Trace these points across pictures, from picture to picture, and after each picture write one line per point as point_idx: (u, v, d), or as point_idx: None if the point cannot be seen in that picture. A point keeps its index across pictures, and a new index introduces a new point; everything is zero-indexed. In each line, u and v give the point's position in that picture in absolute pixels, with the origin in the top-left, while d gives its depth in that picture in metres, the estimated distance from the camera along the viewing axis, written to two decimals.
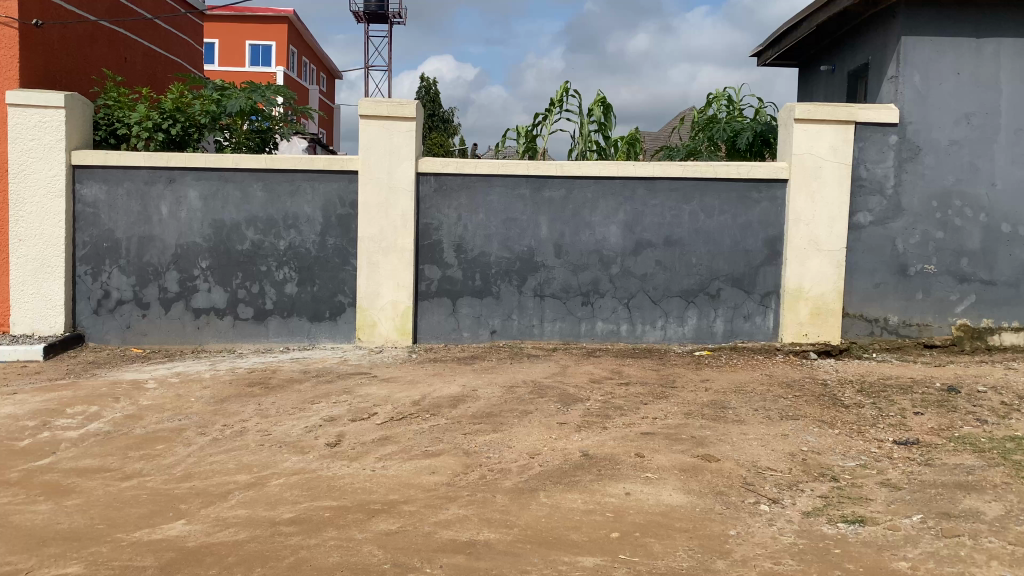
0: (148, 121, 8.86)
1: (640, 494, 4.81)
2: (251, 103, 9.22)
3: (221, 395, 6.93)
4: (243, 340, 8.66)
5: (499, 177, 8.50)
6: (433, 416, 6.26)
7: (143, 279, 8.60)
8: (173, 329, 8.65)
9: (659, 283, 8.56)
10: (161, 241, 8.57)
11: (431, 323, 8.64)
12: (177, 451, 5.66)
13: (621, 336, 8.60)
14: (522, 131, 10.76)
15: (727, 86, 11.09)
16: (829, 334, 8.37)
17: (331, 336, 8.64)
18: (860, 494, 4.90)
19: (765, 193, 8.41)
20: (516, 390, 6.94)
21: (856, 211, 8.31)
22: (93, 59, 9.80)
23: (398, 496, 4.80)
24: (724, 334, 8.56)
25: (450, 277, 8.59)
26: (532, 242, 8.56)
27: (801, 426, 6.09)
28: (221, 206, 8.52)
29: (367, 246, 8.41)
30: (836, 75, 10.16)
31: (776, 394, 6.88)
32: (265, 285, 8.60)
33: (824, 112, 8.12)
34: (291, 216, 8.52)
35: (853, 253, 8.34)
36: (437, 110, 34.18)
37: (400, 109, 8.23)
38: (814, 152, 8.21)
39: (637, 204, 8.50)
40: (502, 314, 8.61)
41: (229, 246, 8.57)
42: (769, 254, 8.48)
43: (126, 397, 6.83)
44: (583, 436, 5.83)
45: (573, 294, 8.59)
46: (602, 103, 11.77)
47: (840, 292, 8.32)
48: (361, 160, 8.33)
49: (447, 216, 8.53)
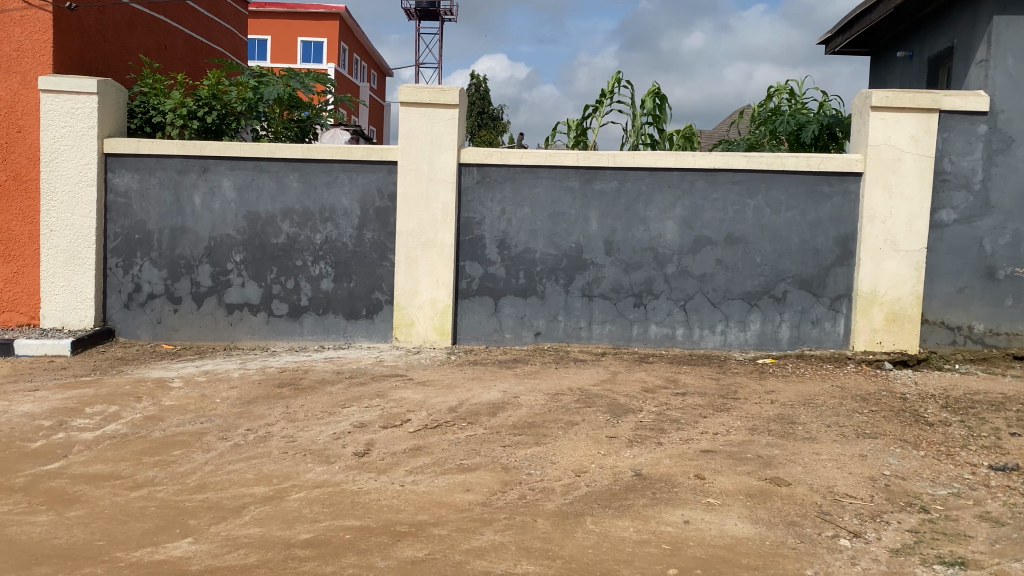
0: (182, 108, 8.54)
1: (701, 523, 4.23)
2: (288, 91, 8.83)
3: (248, 396, 6.51)
4: (276, 338, 8.26)
5: (547, 168, 7.96)
6: (470, 426, 5.74)
7: (175, 273, 8.27)
8: (205, 325, 8.30)
9: (719, 284, 7.93)
10: (194, 233, 8.23)
11: (472, 324, 8.13)
12: (193, 458, 5.25)
13: (676, 341, 8.00)
14: (572, 123, 10.24)
15: (790, 78, 10.39)
16: (906, 342, 7.64)
17: (368, 335, 8.19)
18: (957, 530, 4.24)
19: (837, 187, 7.72)
20: (562, 398, 6.38)
21: (938, 208, 7.57)
22: (131, 46, 9.55)
23: (427, 517, 4.29)
24: (789, 341, 7.89)
25: (493, 275, 8.08)
26: (581, 239, 8.00)
27: (881, 446, 5.42)
28: (256, 197, 8.14)
29: (405, 241, 7.95)
30: (914, 62, 9.41)
31: (850, 409, 6.20)
32: (300, 281, 8.20)
33: (904, 98, 7.40)
34: (328, 209, 8.10)
35: (934, 254, 7.59)
36: (486, 109, 33.74)
37: (442, 96, 7.75)
38: (892, 143, 7.49)
39: (696, 198, 7.88)
40: (547, 315, 8.07)
41: (264, 240, 8.18)
42: (841, 253, 7.78)
43: (149, 397, 6.47)
44: (636, 452, 5.26)
45: (625, 295, 8.01)
46: (656, 95, 11.17)
47: (919, 297, 7.59)
48: (401, 149, 7.87)
49: (491, 210, 8.02)
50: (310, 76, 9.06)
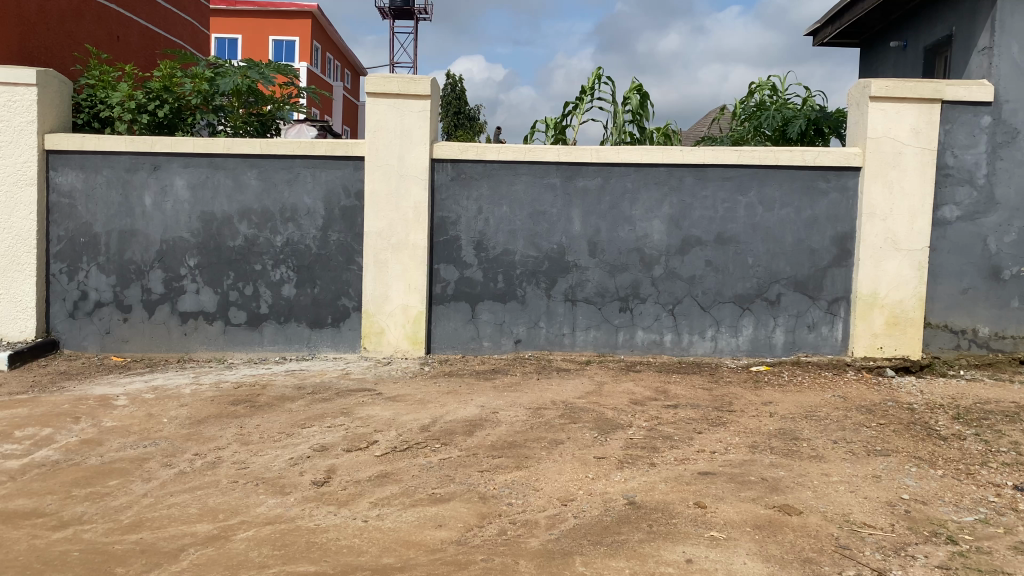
0: (131, 101, 7.89)
1: (705, 563, 3.70)
2: (246, 82, 8.19)
3: (198, 415, 5.92)
4: (234, 349, 7.66)
5: (526, 164, 7.43)
6: (444, 448, 5.18)
7: (125, 279, 7.64)
8: (158, 336, 7.68)
9: (710, 287, 7.44)
10: (144, 236, 7.61)
11: (447, 331, 7.58)
12: (130, 490, 4.65)
13: (665, 348, 7.49)
14: (551, 121, 9.71)
15: (770, 74, 9.90)
16: (907, 347, 7.19)
17: (334, 345, 7.61)
18: (993, 565, 3.74)
19: (834, 182, 7.26)
20: (544, 413, 5.85)
21: (941, 204, 7.13)
22: (78, 35, 8.91)
23: (393, 560, 3.73)
24: (784, 347, 7.42)
25: (469, 278, 7.53)
26: (562, 239, 7.48)
27: (895, 466, 4.93)
28: (211, 196, 7.53)
29: (374, 243, 7.38)
30: (908, 52, 9.00)
31: (856, 422, 5.72)
32: (260, 287, 7.60)
33: (904, 88, 6.95)
34: (289, 208, 7.51)
35: (936, 254, 7.15)
36: (462, 109, 33.10)
37: (412, 86, 7.18)
38: (892, 135, 7.04)
39: (684, 195, 7.38)
40: (527, 321, 7.54)
41: (220, 243, 7.58)
42: (838, 253, 7.31)
43: (88, 418, 5.84)
44: (627, 476, 4.74)
45: (610, 299, 7.50)
46: (637, 91, 10.67)
47: (921, 299, 7.14)
48: (369, 144, 7.30)
49: (466, 209, 7.47)
50: (270, 66, 8.42)
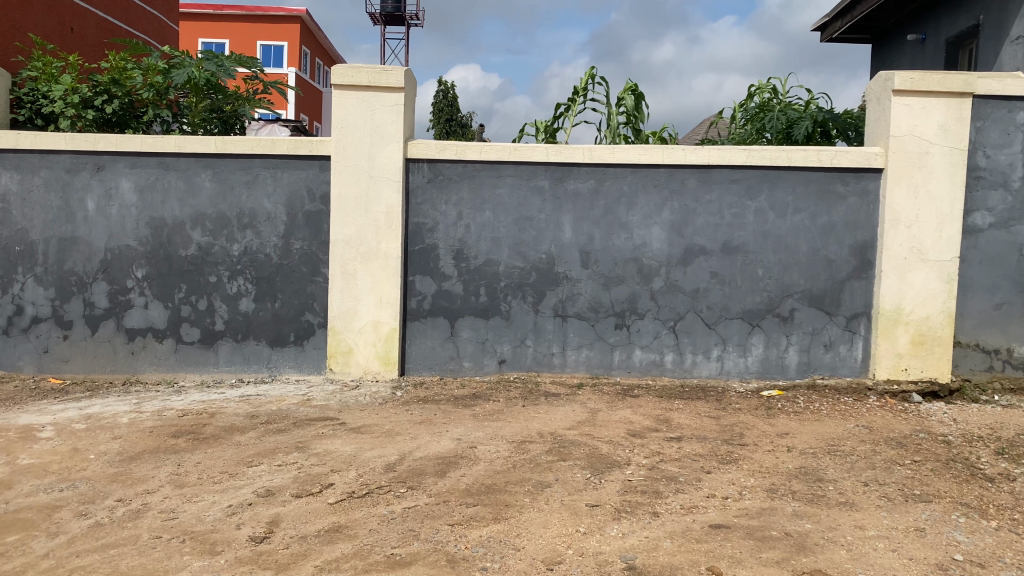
0: (75, 95, 7.12)
1: None
2: (204, 74, 7.32)
3: (131, 450, 5.14)
4: (186, 370, 6.89)
5: (510, 164, 6.69)
6: (410, 493, 4.42)
7: (65, 292, 6.87)
8: (102, 355, 6.90)
9: (715, 302, 6.70)
10: (87, 244, 6.83)
11: (423, 350, 6.83)
12: (29, 549, 3.85)
13: (666, 370, 6.75)
14: (542, 125, 8.96)
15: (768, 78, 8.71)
16: (935, 370, 6.46)
17: (297, 367, 6.85)
18: None
19: (853, 186, 6.53)
20: (529, 448, 5.09)
21: (972, 210, 6.41)
22: (22, 24, 8.20)
23: None
24: (798, 369, 6.68)
25: (448, 291, 6.78)
26: (552, 248, 6.74)
27: (941, 517, 4.18)
28: (160, 200, 6.77)
29: (342, 252, 6.62)
30: (928, 46, 8.35)
31: (887, 459, 4.97)
32: (214, 301, 6.83)
33: (932, 80, 6.23)
34: (247, 214, 6.76)
35: (967, 265, 6.43)
36: (453, 115, 32.32)
37: (384, 77, 6.45)
38: (918, 133, 6.32)
39: (687, 199, 6.65)
40: (512, 340, 6.79)
41: (170, 252, 6.81)
42: (857, 264, 6.59)
43: (3, 454, 5.05)
44: (625, 530, 3.98)
45: (605, 315, 6.76)
46: (633, 91, 9.96)
47: (950, 316, 6.41)
48: (336, 141, 6.56)
49: (444, 214, 6.73)
50: (232, 57, 7.57)
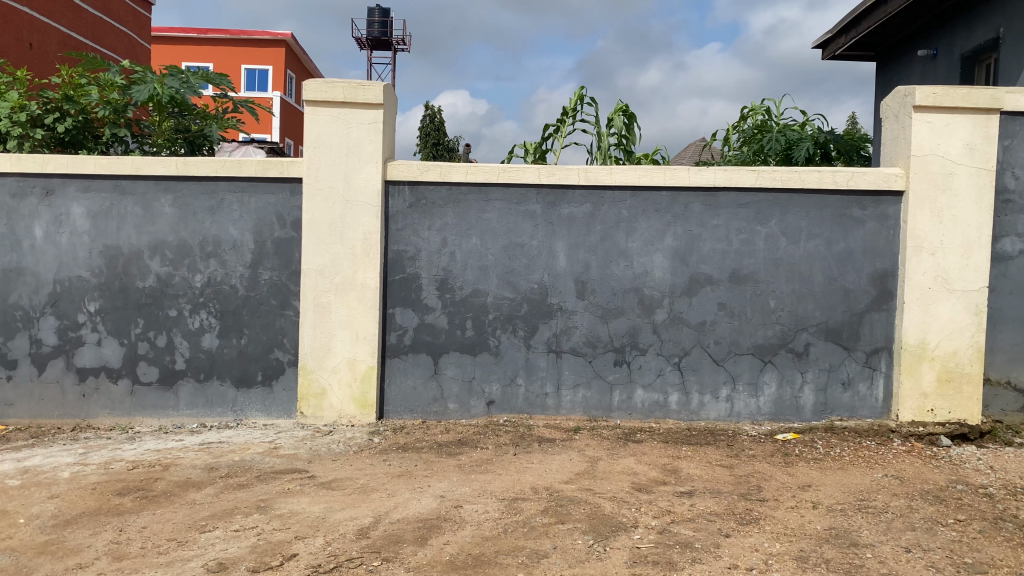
0: (23, 113, 6.50)
1: None
2: (168, 91, 6.76)
3: (67, 514, 4.49)
4: (143, 414, 6.26)
5: (499, 187, 6.14)
6: (384, 567, 3.79)
7: (9, 328, 6.23)
8: (50, 398, 6.26)
9: (723, 336, 6.15)
10: (33, 275, 6.21)
11: (404, 391, 6.23)
12: None
13: (670, 411, 6.18)
14: (531, 146, 8.42)
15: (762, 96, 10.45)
16: (963, 410, 5.92)
17: (265, 410, 6.23)
18: None
19: (871, 210, 6.02)
20: (522, 508, 4.49)
21: (1000, 236, 5.92)
22: None
23: None
24: (814, 410, 6.13)
25: (431, 325, 6.20)
26: (544, 278, 6.18)
27: None
28: (116, 227, 6.17)
29: (314, 283, 6.03)
30: (942, 61, 7.89)
31: (927, 518, 4.40)
32: (174, 337, 6.22)
33: (957, 95, 5.74)
34: (211, 241, 6.17)
35: (996, 295, 5.93)
36: (441, 139, 31.87)
37: (361, 92, 5.91)
38: (942, 152, 5.81)
39: (691, 224, 6.11)
40: (501, 378, 6.21)
41: (126, 284, 6.20)
42: (877, 295, 6.06)
43: None
44: None
45: (603, 350, 6.19)
46: (624, 111, 9.46)
47: (980, 351, 5.88)
48: (308, 162, 5.99)
49: (427, 241, 6.16)
50: (197, 74, 7.02)
